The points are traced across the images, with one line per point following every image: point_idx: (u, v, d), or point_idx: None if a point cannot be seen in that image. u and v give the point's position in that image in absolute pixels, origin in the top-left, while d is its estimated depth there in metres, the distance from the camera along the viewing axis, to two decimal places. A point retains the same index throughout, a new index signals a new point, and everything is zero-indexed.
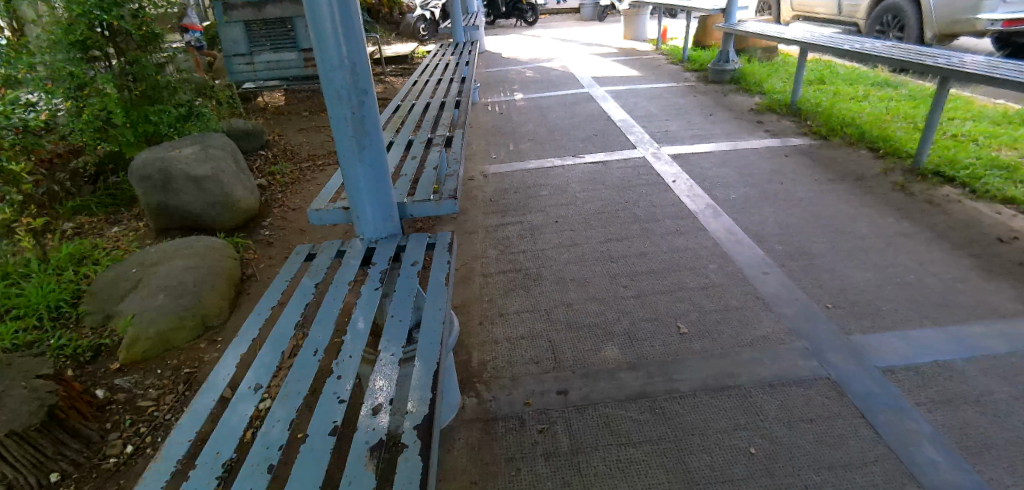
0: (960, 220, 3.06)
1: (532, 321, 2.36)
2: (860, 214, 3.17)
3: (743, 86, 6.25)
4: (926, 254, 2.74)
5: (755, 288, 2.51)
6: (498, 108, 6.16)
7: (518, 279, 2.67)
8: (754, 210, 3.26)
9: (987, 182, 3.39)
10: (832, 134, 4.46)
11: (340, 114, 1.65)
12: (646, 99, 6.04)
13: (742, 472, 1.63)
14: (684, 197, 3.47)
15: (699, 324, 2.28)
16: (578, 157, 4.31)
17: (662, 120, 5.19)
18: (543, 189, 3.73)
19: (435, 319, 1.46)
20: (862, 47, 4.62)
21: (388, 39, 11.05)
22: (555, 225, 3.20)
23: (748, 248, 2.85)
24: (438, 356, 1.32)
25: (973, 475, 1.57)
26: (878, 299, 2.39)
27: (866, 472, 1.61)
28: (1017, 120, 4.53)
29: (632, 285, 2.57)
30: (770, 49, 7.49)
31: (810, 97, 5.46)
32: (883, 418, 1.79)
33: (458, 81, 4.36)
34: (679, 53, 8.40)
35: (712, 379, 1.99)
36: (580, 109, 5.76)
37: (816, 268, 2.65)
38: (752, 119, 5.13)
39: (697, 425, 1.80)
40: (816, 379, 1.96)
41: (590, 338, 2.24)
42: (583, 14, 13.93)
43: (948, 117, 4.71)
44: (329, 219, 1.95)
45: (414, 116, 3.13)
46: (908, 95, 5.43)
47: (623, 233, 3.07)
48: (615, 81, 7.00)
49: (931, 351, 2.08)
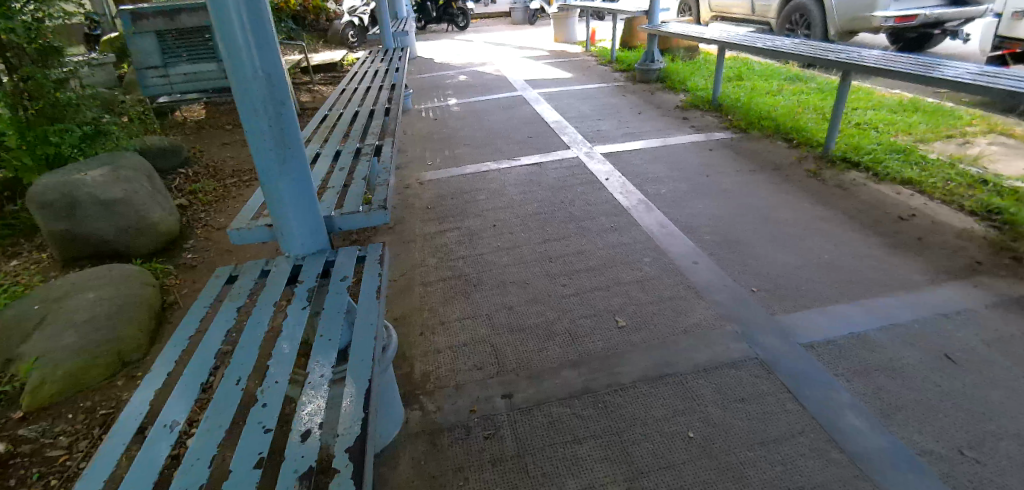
0: (866, 202, 3.31)
1: (474, 327, 2.35)
2: (780, 202, 3.37)
3: (669, 84, 6.49)
4: (839, 235, 2.94)
5: (687, 277, 2.61)
6: (432, 114, 6.11)
7: (458, 286, 2.66)
8: (683, 203, 3.40)
9: (888, 165, 3.70)
10: (751, 127, 4.71)
11: (258, 128, 1.57)
12: (577, 100, 6.15)
13: (682, 457, 1.69)
14: (617, 194, 3.57)
15: (637, 317, 2.35)
16: (514, 159, 4.34)
17: (593, 120, 5.32)
18: (480, 193, 3.73)
19: (367, 335, 1.42)
20: (774, 45, 4.91)
21: (316, 47, 10.74)
22: (494, 228, 3.21)
23: (679, 240, 2.96)
24: (371, 373, 1.28)
25: (890, 439, 1.71)
26: (799, 281, 2.55)
27: (795, 443, 1.71)
28: (911, 108, 4.95)
29: (571, 283, 2.62)
30: (692, 49, 7.85)
31: (730, 93, 5.76)
32: (808, 392, 1.90)
33: (387, 88, 4.27)
34: (607, 54, 8.62)
35: (652, 369, 2.05)
36: (515, 112, 5.81)
37: (742, 255, 2.79)
38: (678, 116, 5.34)
39: (639, 415, 1.85)
40: (746, 360, 2.06)
41: (531, 338, 2.26)
42: (515, 18, 14.02)
43: (852, 107, 5.10)
44: (253, 237, 1.85)
45: (343, 125, 3.04)
46: (816, 88, 5.84)
47: (561, 233, 3.11)
48: (548, 83, 7.11)
49: (847, 325, 2.24)
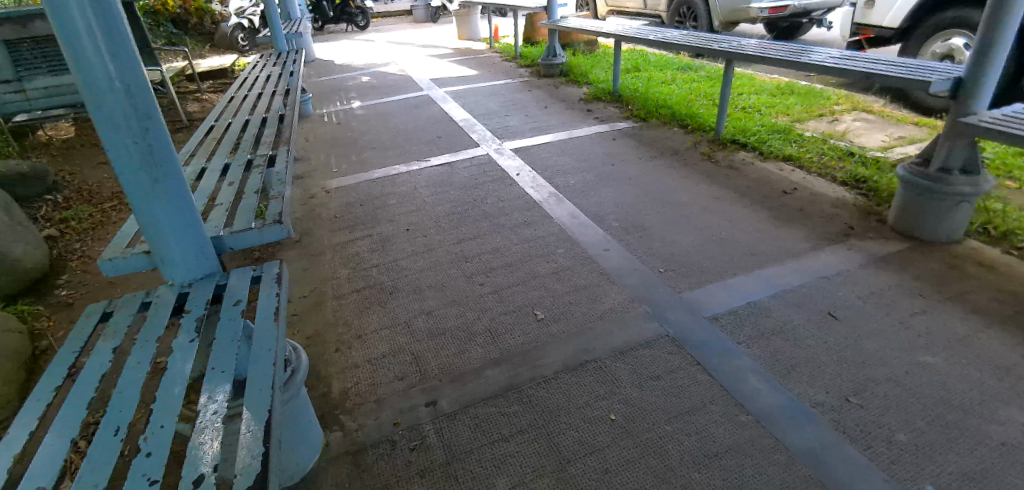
0: (755, 180, 3.58)
1: (392, 337, 2.28)
2: (680, 185, 3.56)
3: (572, 78, 6.66)
4: (733, 212, 3.16)
5: (599, 265, 2.69)
6: (334, 118, 5.86)
7: (373, 296, 2.57)
8: (592, 193, 3.50)
9: (771, 145, 4.02)
10: (650, 116, 4.94)
11: (121, 145, 1.42)
12: (484, 97, 6.16)
13: (606, 441, 1.74)
14: (529, 188, 3.61)
15: (555, 308, 2.39)
16: (424, 161, 4.26)
17: (501, 117, 5.35)
18: (391, 198, 3.63)
19: (265, 361, 1.33)
20: (664, 37, 5.18)
21: (202, 52, 9.96)
22: (407, 232, 3.14)
23: (590, 229, 3.05)
24: (271, 402, 1.20)
25: (788, 397, 1.86)
26: (700, 258, 2.71)
27: (707, 412, 1.82)
28: (787, 91, 5.42)
29: (488, 282, 2.61)
30: (591, 43, 8.11)
31: (629, 84, 6.02)
32: (715, 362, 2.03)
33: (282, 93, 4.04)
34: (511, 50, 8.69)
35: (572, 357, 2.10)
36: (422, 112, 5.72)
37: (648, 238, 2.92)
38: (583, 108, 5.49)
39: (562, 405, 1.88)
40: (659, 339, 2.16)
41: (452, 341, 2.23)
42: (417, 16, 13.76)
43: (737, 92, 5.49)
44: (128, 266, 1.68)
45: (232, 136, 2.84)
46: (705, 76, 6.24)
47: (475, 231, 3.10)
48: (454, 81, 7.06)
49: (745, 295, 2.40)
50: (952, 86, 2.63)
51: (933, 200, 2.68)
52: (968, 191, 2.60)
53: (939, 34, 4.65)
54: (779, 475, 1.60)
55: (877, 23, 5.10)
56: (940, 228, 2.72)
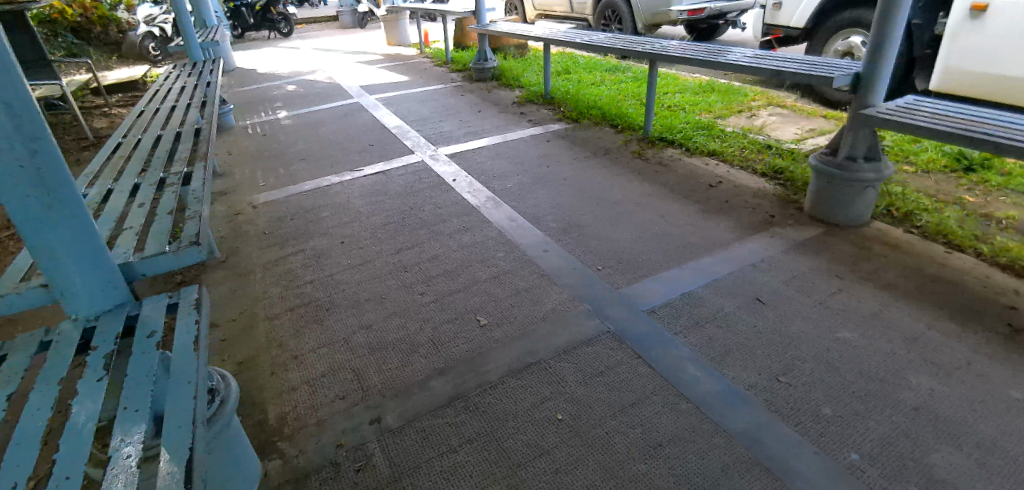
0: (683, 175, 3.73)
1: (331, 355, 2.20)
2: (613, 183, 3.65)
3: (504, 81, 6.69)
4: (664, 207, 3.27)
5: (539, 266, 2.71)
6: (259, 129, 5.60)
7: (308, 313, 2.47)
8: (529, 195, 3.52)
9: (696, 141, 4.20)
10: (582, 117, 5.05)
11: (7, 171, 1.27)
12: (417, 103, 6.08)
13: (554, 441, 1.74)
14: (466, 194, 3.59)
15: (498, 313, 2.39)
16: (356, 170, 4.15)
17: (435, 122, 5.30)
18: (324, 210, 3.51)
19: (185, 395, 1.24)
20: (591, 39, 5.31)
21: (108, 64, 9.26)
22: (342, 245, 3.04)
23: (529, 231, 3.06)
24: (192, 440, 1.12)
25: (723, 382, 1.94)
26: (636, 253, 2.78)
27: (650, 403, 1.87)
28: (708, 89, 5.69)
29: (429, 290, 2.57)
30: (522, 46, 8.18)
31: (560, 86, 6.12)
32: (655, 354, 2.09)
33: (198, 105, 3.82)
34: (442, 55, 8.63)
35: (517, 360, 2.10)
36: (353, 120, 5.57)
37: (585, 237, 2.98)
38: (516, 111, 5.52)
39: (510, 410, 1.87)
40: (600, 335, 2.20)
41: (394, 354, 2.17)
42: (343, 21, 13.41)
43: (663, 91, 5.71)
44: (21, 303, 1.51)
45: (143, 154, 2.65)
46: (632, 76, 6.45)
47: (414, 240, 3.04)
48: (385, 88, 6.93)
49: (679, 287, 2.49)
50: (853, 80, 2.86)
51: (843, 186, 2.88)
52: (872, 177, 2.82)
53: (839, 33, 5.03)
54: (720, 458, 1.66)
55: (785, 23, 5.45)
56: (850, 213, 2.93)
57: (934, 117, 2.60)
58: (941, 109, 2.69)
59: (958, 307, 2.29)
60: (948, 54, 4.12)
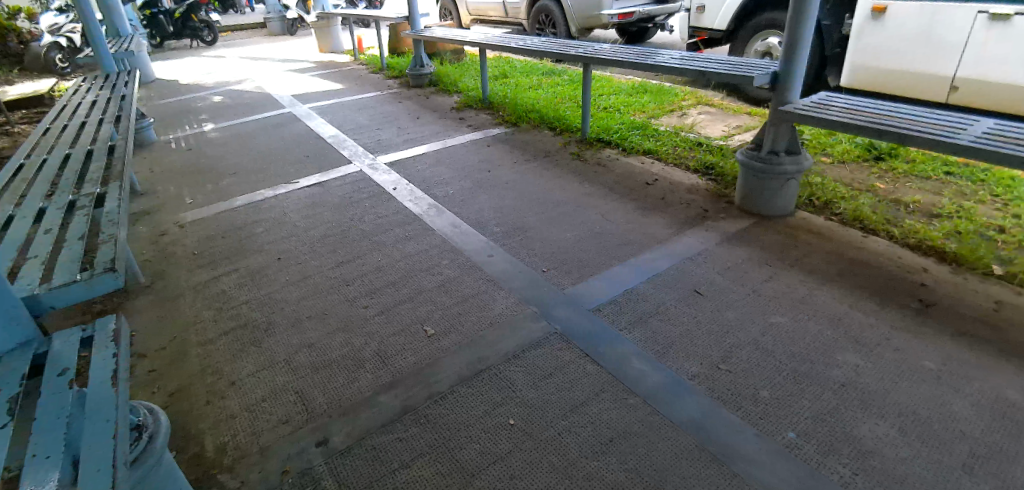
0: (621, 174, 3.83)
1: (271, 377, 2.10)
2: (554, 185, 3.70)
3: (442, 87, 6.65)
4: (604, 207, 3.35)
5: (484, 272, 2.71)
6: (183, 143, 5.30)
7: (244, 335, 2.35)
8: (471, 201, 3.51)
9: (631, 140, 4.32)
10: (520, 120, 5.09)
11: None
12: (353, 111, 5.94)
13: (508, 447, 1.74)
14: (407, 202, 3.53)
15: (445, 321, 2.36)
16: (291, 183, 4.00)
17: (372, 130, 5.19)
18: (258, 225, 3.36)
19: (103, 436, 1.15)
20: (526, 44, 5.36)
21: (7, 78, 8.51)
22: (279, 261, 2.92)
23: (473, 237, 3.05)
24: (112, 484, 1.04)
25: (669, 374, 2.00)
26: (579, 253, 2.83)
27: (599, 401, 1.90)
28: (640, 90, 5.88)
29: (373, 303, 2.51)
30: (458, 51, 8.14)
31: (498, 90, 6.15)
32: (602, 351, 2.12)
33: (112, 121, 3.56)
34: (377, 62, 8.48)
35: (466, 368, 2.08)
36: (285, 131, 5.37)
37: (529, 240, 3.00)
38: (455, 117, 5.50)
39: (461, 419, 1.85)
40: (548, 337, 2.22)
41: (339, 372, 2.10)
42: (271, 28, 12.92)
43: (598, 93, 5.85)
44: None
45: (50, 175, 2.45)
46: (568, 79, 6.57)
47: (355, 252, 2.96)
48: (318, 96, 6.73)
49: (622, 284, 2.55)
50: (771, 78, 3.03)
51: (767, 179, 3.04)
52: (793, 169, 2.99)
53: (759, 35, 5.32)
54: (668, 449, 1.71)
55: (710, 25, 5.68)
56: (776, 204, 3.10)
57: (845, 111, 2.79)
58: (851, 104, 2.89)
59: (875, 287, 2.47)
60: (855, 53, 4.44)
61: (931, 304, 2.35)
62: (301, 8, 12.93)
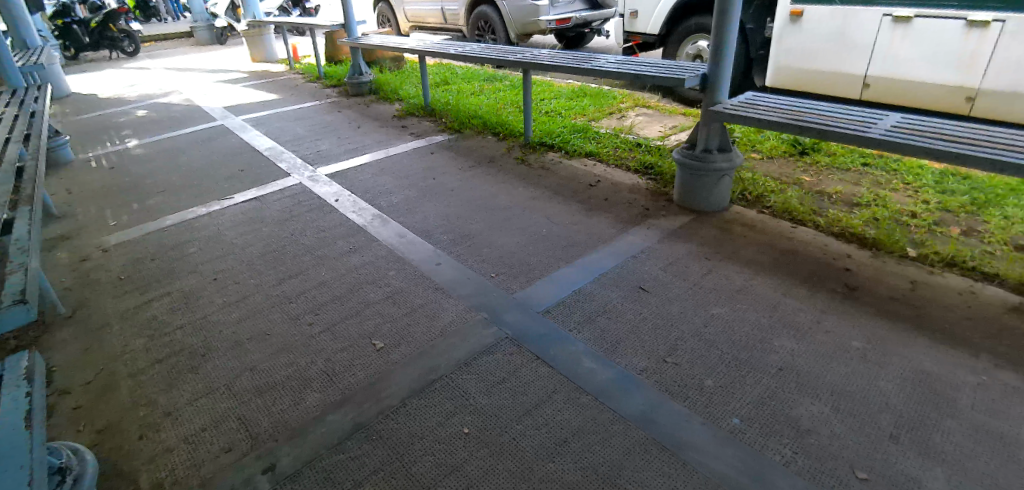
0: (564, 177, 3.89)
1: (211, 404, 2.00)
2: (500, 190, 3.72)
3: (382, 95, 6.55)
4: (549, 209, 3.39)
5: (432, 281, 2.68)
6: (105, 161, 4.98)
7: (179, 362, 2.22)
8: (416, 209, 3.47)
9: (573, 143, 4.41)
10: (463, 127, 5.08)
11: None
12: (290, 122, 5.76)
13: (463, 456, 1.73)
14: (350, 213, 3.45)
15: (394, 334, 2.32)
16: (226, 199, 3.83)
17: (311, 141, 5.05)
18: (191, 245, 3.19)
19: None
20: (465, 50, 5.37)
21: None
22: (215, 281, 2.79)
23: (420, 246, 3.02)
24: None
25: (619, 371, 2.05)
26: (527, 257, 2.85)
27: (553, 402, 1.92)
28: (580, 93, 6.00)
29: (318, 319, 2.44)
30: (398, 58, 8.02)
31: (440, 97, 6.12)
32: (553, 353, 2.15)
33: (20, 140, 3.30)
34: (314, 71, 8.26)
35: (418, 380, 2.05)
36: (218, 144, 5.14)
37: (477, 246, 2.99)
38: (397, 125, 5.42)
39: (415, 432, 1.82)
40: (500, 342, 2.23)
41: (284, 394, 2.03)
42: (199, 38, 12.36)
43: (539, 97, 5.93)
44: None
45: None
46: (509, 85, 6.62)
47: (297, 268, 2.87)
48: (253, 108, 6.48)
49: (570, 285, 2.59)
50: (701, 80, 3.17)
51: (702, 177, 3.18)
52: (726, 166, 3.13)
53: (689, 38, 5.54)
54: (621, 444, 1.74)
55: (643, 30, 5.93)
56: (712, 200, 3.23)
57: (769, 110, 2.95)
58: (775, 103, 3.06)
59: (805, 274, 2.62)
60: (778, 54, 4.70)
61: (855, 287, 2.51)
62: (230, 16, 12.43)
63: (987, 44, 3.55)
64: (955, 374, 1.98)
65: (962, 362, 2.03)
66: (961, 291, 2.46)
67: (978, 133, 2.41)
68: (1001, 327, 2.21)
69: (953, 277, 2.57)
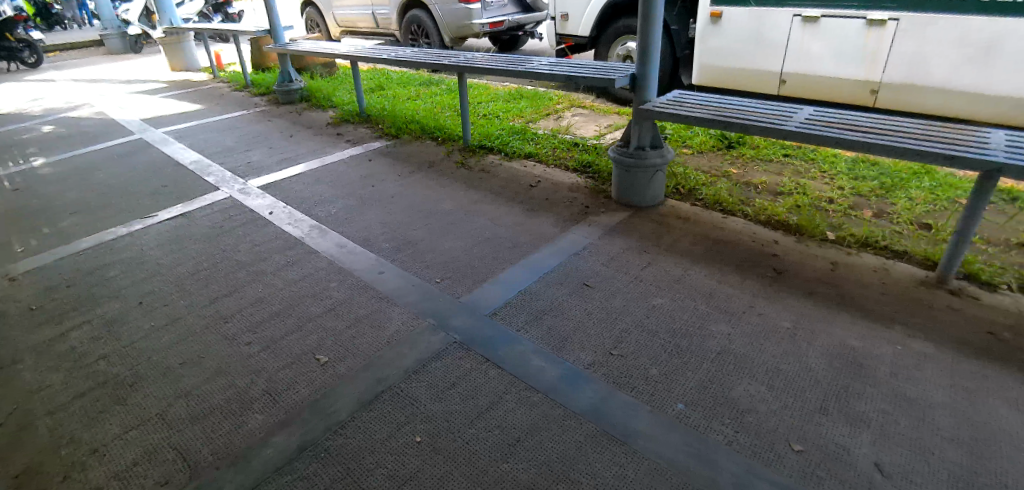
0: (505, 178, 3.92)
1: (142, 436, 1.88)
2: (441, 195, 3.69)
3: (314, 102, 6.36)
4: (491, 212, 3.40)
5: (376, 290, 2.63)
6: (7, 182, 4.56)
7: (104, 395, 2.07)
8: (356, 218, 3.40)
9: (512, 145, 4.45)
10: (401, 132, 5.02)
11: None
12: (216, 133, 5.49)
13: (417, 465, 1.71)
14: (286, 226, 3.33)
15: (339, 346, 2.26)
16: (149, 216, 3.60)
17: (241, 152, 4.83)
18: (112, 268, 2.98)
19: None
20: (399, 55, 5.30)
21: None
22: (141, 305, 2.62)
23: (361, 256, 2.95)
24: None
25: (567, 367, 2.08)
26: (471, 260, 2.85)
27: (504, 403, 1.93)
28: (517, 95, 6.06)
29: (257, 338, 2.34)
30: (329, 64, 7.81)
31: (375, 103, 6.01)
32: (502, 354, 2.16)
33: None
34: (240, 78, 7.90)
35: (366, 392, 2.01)
36: (137, 159, 4.82)
37: (421, 252, 2.97)
38: (332, 132, 5.28)
39: (366, 445, 1.78)
40: (448, 347, 2.21)
41: (223, 418, 1.93)
42: (110, 47, 11.54)
43: (476, 100, 5.94)
44: None
45: None
46: (446, 88, 6.60)
47: (231, 285, 2.74)
48: (174, 119, 6.13)
49: (515, 285, 2.62)
50: (631, 80, 3.28)
51: (637, 173, 3.29)
52: (658, 161, 3.25)
53: (618, 40, 5.71)
54: (573, 438, 1.77)
55: (574, 32, 6.06)
56: (648, 195, 3.35)
57: (696, 107, 3.09)
58: (700, 100, 3.21)
59: (736, 261, 2.76)
60: (702, 54, 4.93)
61: (782, 271, 2.67)
62: (144, 22, 11.69)
63: (885, 41, 3.86)
64: (873, 346, 2.14)
65: (878, 334, 2.21)
66: (875, 268, 2.67)
67: (881, 123, 2.63)
68: (911, 299, 2.42)
69: (868, 256, 2.78)
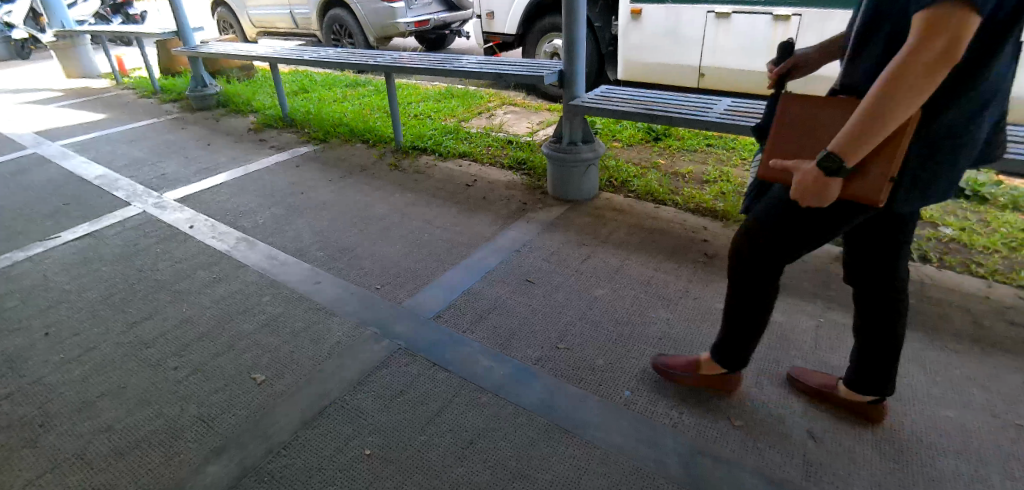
0: (441, 179, 3.88)
1: (57, 480, 1.70)
2: (376, 199, 3.60)
3: (232, 107, 6.01)
4: (428, 214, 3.35)
5: (312, 301, 2.52)
6: None
7: (8, 439, 1.86)
8: (286, 227, 3.25)
9: (445, 144, 4.40)
10: (329, 136, 4.84)
11: None
12: (124, 144, 5.08)
13: (367, 478, 1.65)
14: (209, 240, 3.13)
15: (276, 364, 2.15)
16: (50, 239, 3.28)
17: (153, 164, 4.50)
18: (8, 298, 2.68)
19: None
20: (321, 55, 5.09)
21: None
22: (47, 337, 2.37)
23: (294, 266, 2.83)
24: None
25: (515, 364, 2.09)
26: (410, 265, 2.79)
27: (455, 406, 1.90)
28: (447, 94, 6.01)
29: (184, 362, 2.18)
30: (246, 67, 7.41)
31: (298, 106, 5.76)
32: (449, 357, 2.13)
33: None
34: (147, 85, 7.34)
35: (309, 409, 1.92)
36: (31, 177, 4.37)
37: (357, 258, 2.88)
38: (254, 139, 5.02)
39: (312, 464, 1.71)
40: (394, 355, 2.16)
41: (152, 451, 1.79)
42: None
43: (406, 101, 5.83)
44: None
45: None
46: (374, 90, 6.43)
47: (151, 308, 2.54)
48: (74, 130, 5.62)
49: (457, 287, 2.59)
50: (559, 77, 3.32)
51: (571, 169, 3.34)
52: (591, 156, 3.31)
53: (544, 37, 5.78)
54: (526, 435, 1.78)
55: (500, 30, 6.08)
56: (582, 189, 3.41)
57: (622, 101, 3.17)
58: (627, 94, 3.30)
59: (670, 248, 2.87)
60: (626, 50, 5.07)
61: (713, 255, 2.80)
62: (29, 24, 10.58)
63: (791, 34, 4.13)
64: (798, 320, 2.29)
65: (801, 309, 2.36)
66: None
67: None
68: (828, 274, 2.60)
69: None
